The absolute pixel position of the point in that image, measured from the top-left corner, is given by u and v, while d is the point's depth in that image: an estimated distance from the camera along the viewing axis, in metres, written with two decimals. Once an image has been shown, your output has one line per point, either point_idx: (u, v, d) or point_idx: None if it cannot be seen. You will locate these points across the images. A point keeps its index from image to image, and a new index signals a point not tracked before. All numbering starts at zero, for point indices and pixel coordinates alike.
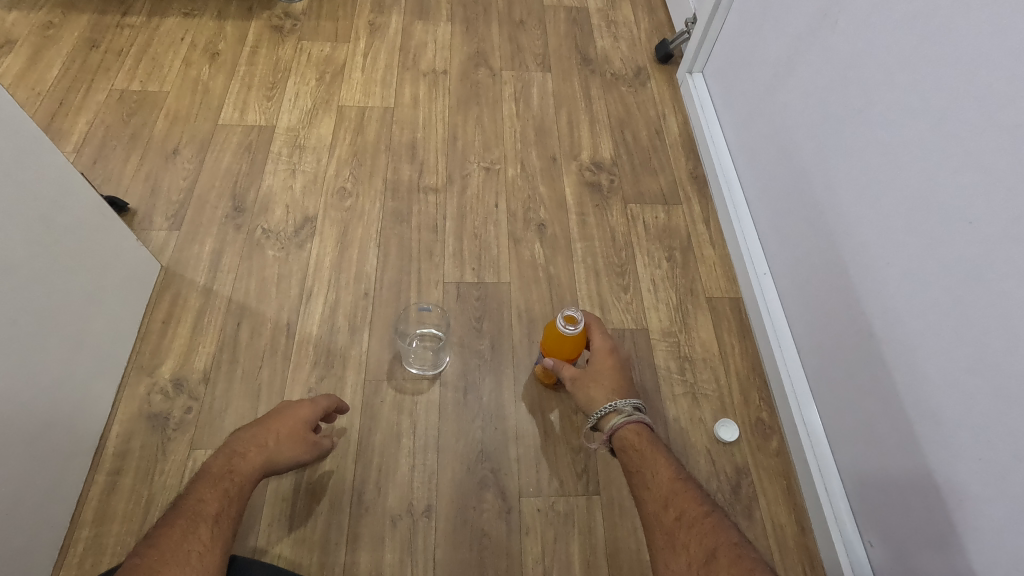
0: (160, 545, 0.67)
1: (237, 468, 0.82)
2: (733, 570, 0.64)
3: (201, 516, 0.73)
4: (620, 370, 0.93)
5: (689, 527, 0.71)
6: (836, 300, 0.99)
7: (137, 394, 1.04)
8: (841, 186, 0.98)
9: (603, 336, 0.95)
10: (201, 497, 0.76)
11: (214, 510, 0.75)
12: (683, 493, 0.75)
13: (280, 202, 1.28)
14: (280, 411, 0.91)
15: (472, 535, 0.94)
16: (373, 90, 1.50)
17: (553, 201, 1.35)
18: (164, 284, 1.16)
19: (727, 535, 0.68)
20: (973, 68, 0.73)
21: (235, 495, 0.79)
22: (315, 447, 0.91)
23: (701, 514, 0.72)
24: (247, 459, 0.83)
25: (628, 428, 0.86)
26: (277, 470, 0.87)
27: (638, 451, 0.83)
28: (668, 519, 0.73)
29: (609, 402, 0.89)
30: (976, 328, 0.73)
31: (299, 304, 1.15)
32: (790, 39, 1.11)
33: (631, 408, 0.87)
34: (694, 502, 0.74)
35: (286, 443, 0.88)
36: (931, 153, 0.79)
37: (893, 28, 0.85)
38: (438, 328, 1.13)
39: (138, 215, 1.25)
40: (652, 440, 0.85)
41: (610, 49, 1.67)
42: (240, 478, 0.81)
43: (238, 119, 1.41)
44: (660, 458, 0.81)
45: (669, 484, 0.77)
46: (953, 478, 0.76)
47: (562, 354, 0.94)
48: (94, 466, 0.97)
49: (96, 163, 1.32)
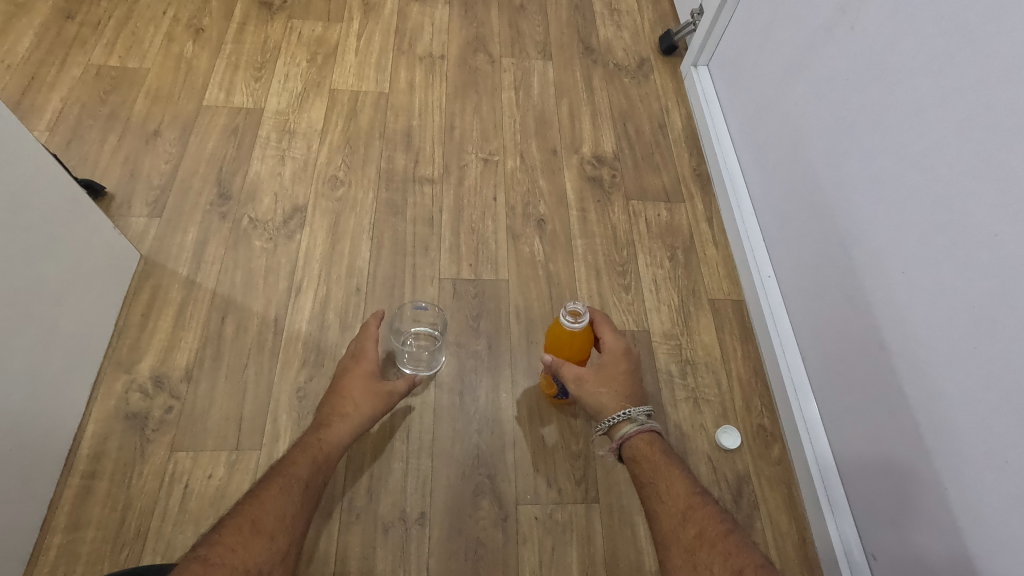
0: (260, 496, 0.76)
1: (325, 436, 0.86)
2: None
3: (293, 480, 0.79)
4: (631, 369, 0.90)
5: (710, 547, 0.69)
6: (845, 306, 0.97)
7: (113, 392, 0.98)
8: (854, 190, 0.95)
9: (612, 330, 0.92)
10: (294, 459, 0.82)
11: (305, 474, 0.81)
12: (701, 509, 0.74)
13: (268, 190, 1.22)
14: (346, 373, 0.94)
15: (467, 544, 0.91)
16: (367, 74, 1.43)
17: (553, 196, 1.30)
18: (144, 275, 1.10)
19: (752, 556, 0.68)
20: (1003, 74, 0.70)
21: (325, 461, 0.84)
22: (389, 394, 0.92)
23: (723, 534, 0.70)
24: (333, 426, 0.87)
25: (640, 437, 0.83)
26: (367, 428, 0.90)
27: (650, 462, 0.81)
28: (688, 537, 0.71)
29: (621, 409, 0.85)
30: (996, 344, 0.71)
31: (287, 299, 1.10)
32: (804, 34, 1.07)
33: (644, 417, 0.84)
34: (713, 519, 0.72)
35: (360, 400, 0.90)
36: (955, 161, 0.76)
37: (917, 29, 0.82)
38: (433, 328, 1.08)
39: (116, 200, 1.18)
40: (664, 450, 0.83)
41: (612, 38, 1.62)
42: (330, 444, 0.85)
43: (223, 100, 1.34)
44: (675, 468, 0.80)
45: (686, 498, 0.75)
46: (967, 497, 0.74)
47: (567, 354, 0.89)
48: (68, 469, 0.91)
49: (71, 144, 1.25)
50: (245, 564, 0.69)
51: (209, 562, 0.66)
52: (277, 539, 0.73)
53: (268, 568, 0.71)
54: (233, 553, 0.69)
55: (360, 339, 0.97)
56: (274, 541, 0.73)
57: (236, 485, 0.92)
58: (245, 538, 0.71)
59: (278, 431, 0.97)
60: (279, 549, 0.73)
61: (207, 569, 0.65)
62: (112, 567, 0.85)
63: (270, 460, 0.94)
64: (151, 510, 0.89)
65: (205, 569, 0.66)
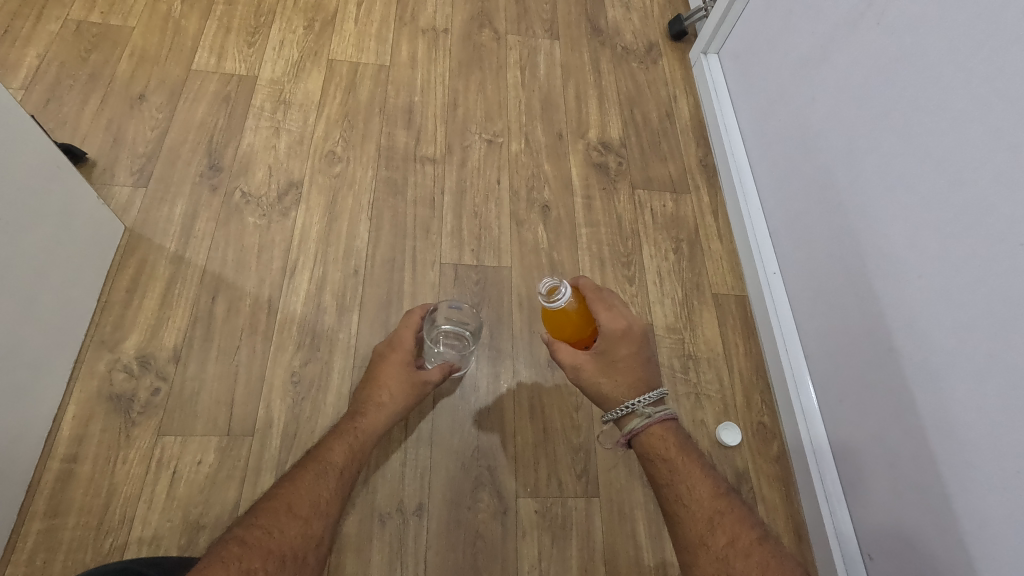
0: (297, 480, 0.73)
1: (362, 425, 0.83)
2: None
3: (328, 467, 0.76)
4: (636, 351, 0.82)
5: (744, 555, 0.67)
6: (854, 307, 0.96)
7: (95, 371, 0.93)
8: (869, 190, 0.93)
9: (612, 302, 0.83)
10: (330, 446, 0.79)
11: (341, 461, 0.78)
12: (729, 513, 0.71)
13: (262, 164, 1.16)
14: (382, 360, 0.90)
15: (466, 537, 0.90)
16: (367, 45, 1.37)
17: (558, 181, 1.27)
18: (129, 248, 1.04)
19: (787, 565, 0.66)
20: None
21: (360, 451, 0.81)
22: (423, 384, 0.88)
23: (755, 541, 0.68)
24: (368, 416, 0.84)
25: (651, 432, 0.79)
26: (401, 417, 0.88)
27: (667, 461, 0.77)
28: (718, 545, 0.69)
29: (626, 401, 0.80)
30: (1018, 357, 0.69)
31: (282, 279, 1.05)
32: (824, 25, 1.04)
33: (652, 409, 0.79)
34: (744, 524, 0.70)
35: (395, 389, 0.86)
36: (984, 165, 0.74)
37: (952, 27, 0.79)
38: (466, 327, 0.99)
39: (98, 167, 1.11)
40: (679, 443, 0.78)
41: (621, 20, 1.57)
42: (363, 434, 0.82)
43: (214, 66, 1.26)
44: (695, 467, 0.76)
45: (711, 502, 0.72)
46: (973, 504, 0.74)
47: (561, 333, 0.83)
48: (47, 452, 0.87)
49: (48, 104, 1.17)
50: (281, 550, 0.65)
51: (246, 545, 0.63)
52: (313, 524, 0.70)
53: (304, 556, 0.67)
54: (269, 537, 0.65)
55: (400, 326, 0.92)
56: (310, 527, 0.69)
57: (227, 472, 0.89)
58: (281, 521, 0.67)
59: (271, 416, 0.94)
60: (315, 535, 0.69)
61: (243, 552, 0.62)
62: (95, 555, 0.81)
63: (263, 447, 0.91)
64: (137, 497, 0.85)
65: (242, 552, 0.62)
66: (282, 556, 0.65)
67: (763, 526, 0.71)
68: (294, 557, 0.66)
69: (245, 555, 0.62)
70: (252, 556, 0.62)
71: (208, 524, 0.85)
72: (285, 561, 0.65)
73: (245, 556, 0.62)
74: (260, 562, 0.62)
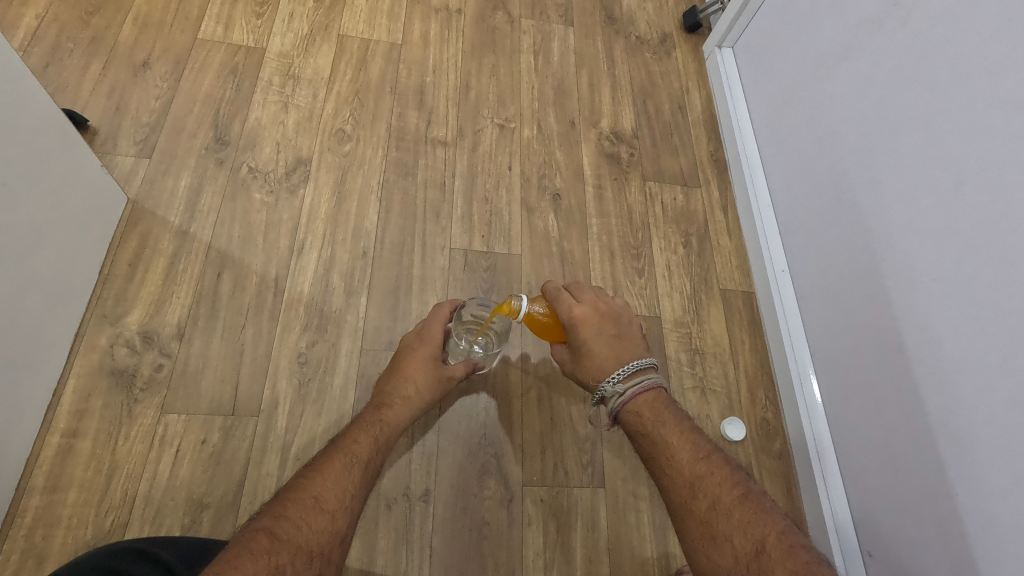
0: (324, 471, 0.70)
1: (387, 418, 0.82)
2: (789, 566, 0.55)
3: (354, 459, 0.73)
4: (602, 330, 0.76)
5: (727, 516, 0.60)
6: (864, 309, 0.96)
7: (96, 345, 0.91)
8: (885, 192, 0.92)
9: (575, 290, 0.79)
10: (355, 437, 0.77)
11: (367, 453, 0.76)
12: (710, 476, 0.63)
13: (270, 139, 1.14)
14: (409, 351, 0.90)
15: (472, 524, 0.90)
16: (378, 22, 1.33)
17: (569, 169, 1.25)
18: (132, 221, 1.02)
19: (774, 521, 0.59)
20: None
21: (384, 443, 0.80)
22: (448, 379, 0.89)
23: (738, 499, 0.61)
24: (393, 408, 0.84)
25: (627, 408, 0.72)
26: (423, 412, 0.88)
27: (645, 435, 0.69)
28: (700, 509, 0.61)
29: (598, 385, 0.75)
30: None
31: (289, 259, 1.03)
32: (846, 22, 1.02)
33: (621, 386, 0.72)
34: (726, 484, 0.62)
35: (420, 382, 0.87)
36: (1005, 172, 0.73)
37: (981, 29, 0.77)
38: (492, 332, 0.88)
39: (100, 135, 1.08)
40: (659, 410, 0.71)
41: (636, 9, 1.54)
42: (388, 429, 0.81)
43: (221, 36, 1.23)
44: (673, 432, 0.68)
45: (690, 467, 0.65)
46: (978, 507, 0.75)
47: (552, 336, 0.83)
48: (47, 426, 0.85)
49: (48, 68, 1.13)
50: (310, 545, 0.62)
51: (275, 538, 0.59)
52: (338, 518, 0.66)
53: (331, 550, 0.64)
54: (297, 530, 0.62)
55: (429, 319, 0.91)
56: (336, 521, 0.66)
57: (232, 451, 0.88)
58: (308, 514, 0.64)
59: (277, 397, 0.92)
60: (340, 530, 0.66)
61: (273, 545, 0.58)
62: (96, 533, 0.80)
63: (268, 428, 0.90)
64: (139, 474, 0.84)
65: (272, 545, 0.58)
66: (310, 551, 0.61)
67: (749, 483, 0.63)
68: (320, 553, 0.62)
69: (274, 548, 0.58)
70: (281, 550, 0.59)
71: (212, 504, 0.84)
72: (313, 557, 0.61)
73: (274, 549, 0.58)
74: (288, 557, 0.58)
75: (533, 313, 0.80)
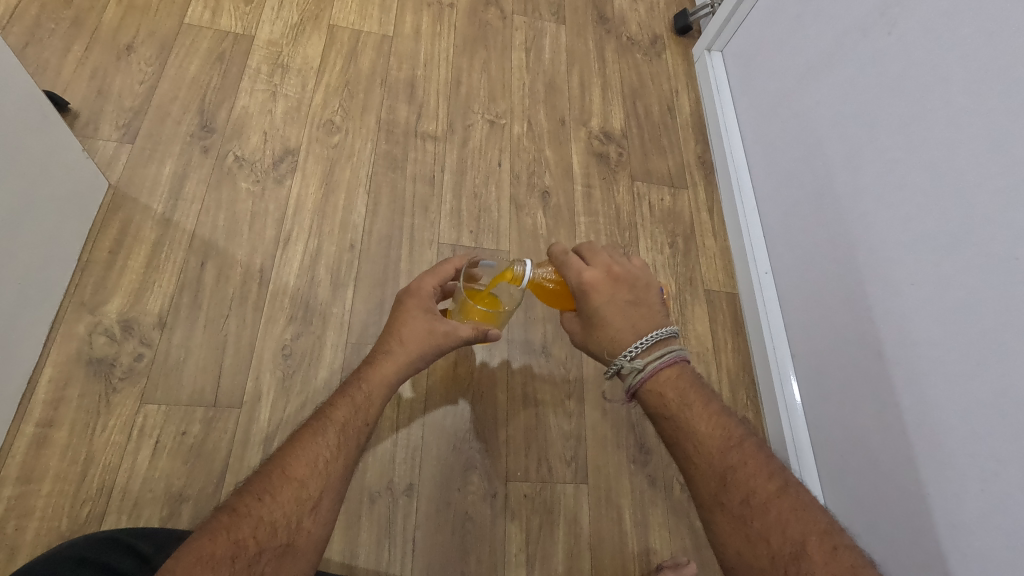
0: (294, 439, 0.62)
1: (367, 376, 0.70)
2: (833, 570, 0.51)
3: (329, 423, 0.64)
4: (616, 296, 0.69)
5: (764, 512, 0.56)
6: (844, 309, 0.98)
7: (74, 333, 0.89)
8: (866, 198, 0.95)
9: (586, 252, 0.72)
10: (333, 403, 0.67)
11: (345, 416, 0.66)
12: (744, 466, 0.59)
13: (257, 128, 1.12)
14: (397, 308, 0.76)
15: (455, 519, 0.90)
16: (370, 13, 1.32)
17: (559, 167, 1.26)
18: (113, 207, 1.00)
19: (816, 518, 0.55)
20: None
21: (364, 402, 0.68)
22: (444, 335, 0.73)
23: (775, 492, 0.57)
24: (380, 366, 0.71)
25: (650, 388, 0.66)
26: (415, 372, 0.74)
27: (668, 419, 0.64)
28: (732, 504, 0.57)
29: (614, 358, 0.69)
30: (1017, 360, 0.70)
31: (275, 249, 1.02)
32: (833, 32, 1.04)
33: (642, 362, 0.66)
34: (762, 476, 0.58)
35: (409, 339, 0.72)
36: (983, 181, 0.76)
37: (962, 42, 0.80)
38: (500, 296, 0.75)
39: (81, 118, 1.06)
40: (684, 389, 0.65)
41: (627, 9, 1.55)
42: (370, 385, 0.69)
43: (208, 21, 1.20)
44: (700, 417, 0.63)
45: (721, 457, 0.60)
46: (947, 504, 0.78)
47: (563, 303, 0.77)
48: (22, 414, 0.83)
49: (27, 47, 1.09)
50: (275, 516, 0.56)
51: (236, 513, 0.55)
52: (309, 486, 0.59)
53: (301, 520, 0.57)
54: (260, 503, 0.56)
55: (421, 275, 0.77)
56: (305, 490, 0.59)
57: (213, 444, 0.86)
58: (273, 485, 0.58)
59: (260, 388, 0.91)
60: (311, 498, 0.59)
61: (232, 521, 0.54)
62: (71, 525, 0.78)
63: (250, 421, 0.89)
64: (117, 465, 0.83)
65: (232, 521, 0.54)
66: (274, 524, 0.56)
67: (787, 474, 0.59)
68: (288, 523, 0.57)
69: (232, 524, 0.54)
70: (243, 524, 0.54)
71: (191, 497, 0.83)
72: (276, 529, 0.56)
73: (234, 525, 0.54)
74: (250, 530, 0.54)
75: (542, 279, 0.73)
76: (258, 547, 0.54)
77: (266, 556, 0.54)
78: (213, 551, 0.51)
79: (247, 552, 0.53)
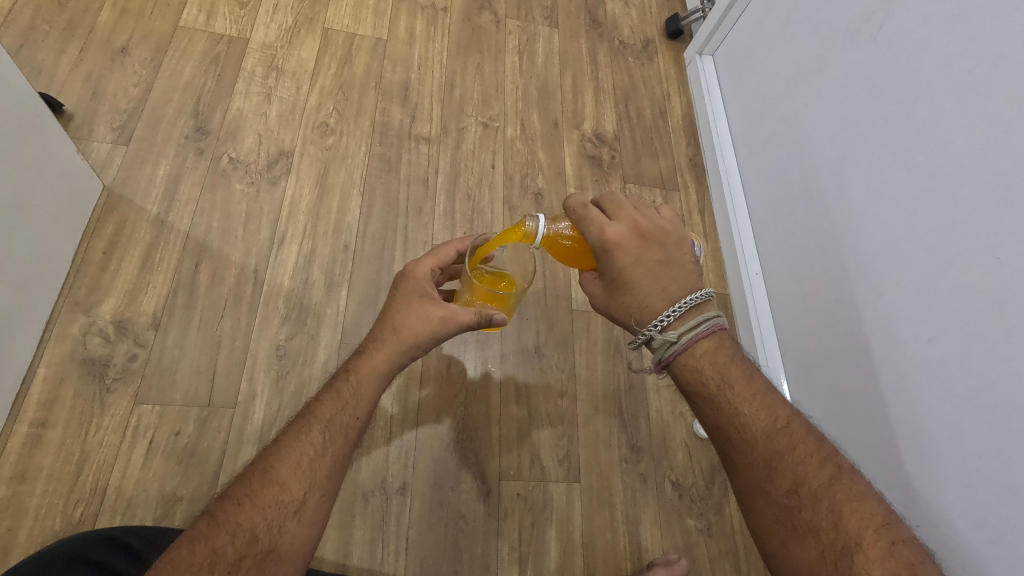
0: (277, 441, 0.61)
1: (355, 368, 0.68)
2: (892, 568, 0.47)
3: (314, 421, 0.62)
4: (643, 257, 0.62)
5: (813, 503, 0.52)
6: (832, 307, 0.99)
7: (68, 335, 0.89)
8: (853, 198, 0.96)
9: (608, 206, 0.64)
10: (320, 400, 0.64)
11: (331, 412, 0.63)
12: (793, 452, 0.54)
13: (251, 130, 1.13)
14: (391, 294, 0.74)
15: (449, 517, 0.90)
16: (364, 16, 1.33)
17: (552, 170, 1.27)
18: (107, 208, 1.00)
19: (872, 508, 0.51)
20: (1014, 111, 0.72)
21: (351, 395, 0.65)
22: (441, 322, 0.70)
23: (828, 481, 0.52)
24: (369, 357, 0.68)
25: (685, 362, 0.60)
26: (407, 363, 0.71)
27: (707, 397, 0.58)
28: (778, 493, 0.53)
29: (644, 327, 0.62)
30: (1001, 357, 0.71)
31: (269, 250, 1.03)
32: (821, 36, 1.05)
33: (677, 333, 0.59)
34: (813, 463, 0.54)
35: (402, 326, 0.69)
36: (966, 182, 0.77)
37: (944, 47, 0.82)
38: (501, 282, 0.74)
39: (75, 120, 1.06)
40: (725, 364, 0.59)
41: (620, 14, 1.57)
42: (359, 377, 0.67)
43: (202, 24, 1.21)
44: (743, 397, 0.57)
45: (767, 442, 0.55)
46: (934, 499, 0.79)
47: (582, 264, 0.71)
48: (16, 415, 0.83)
49: (22, 50, 1.10)
50: (255, 522, 0.54)
51: (215, 521, 0.54)
52: (292, 489, 0.57)
53: (284, 524, 0.56)
54: (241, 509, 0.55)
55: (418, 259, 0.75)
56: (287, 492, 0.57)
57: (207, 443, 0.87)
58: (254, 489, 0.56)
59: (254, 389, 0.92)
60: (294, 501, 0.57)
61: (211, 529, 0.53)
62: (65, 524, 0.78)
63: (244, 420, 0.89)
64: (110, 465, 0.83)
65: (211, 529, 0.53)
66: (254, 531, 0.54)
67: (839, 460, 0.55)
68: (270, 528, 0.55)
69: (210, 533, 0.53)
70: (221, 532, 0.53)
71: (185, 496, 0.83)
72: (257, 535, 0.54)
73: (212, 533, 0.53)
74: (229, 538, 0.53)
75: (558, 234, 0.68)
76: (237, 554, 0.52)
77: (246, 563, 0.52)
78: (190, 560, 0.50)
79: (225, 560, 0.51)
